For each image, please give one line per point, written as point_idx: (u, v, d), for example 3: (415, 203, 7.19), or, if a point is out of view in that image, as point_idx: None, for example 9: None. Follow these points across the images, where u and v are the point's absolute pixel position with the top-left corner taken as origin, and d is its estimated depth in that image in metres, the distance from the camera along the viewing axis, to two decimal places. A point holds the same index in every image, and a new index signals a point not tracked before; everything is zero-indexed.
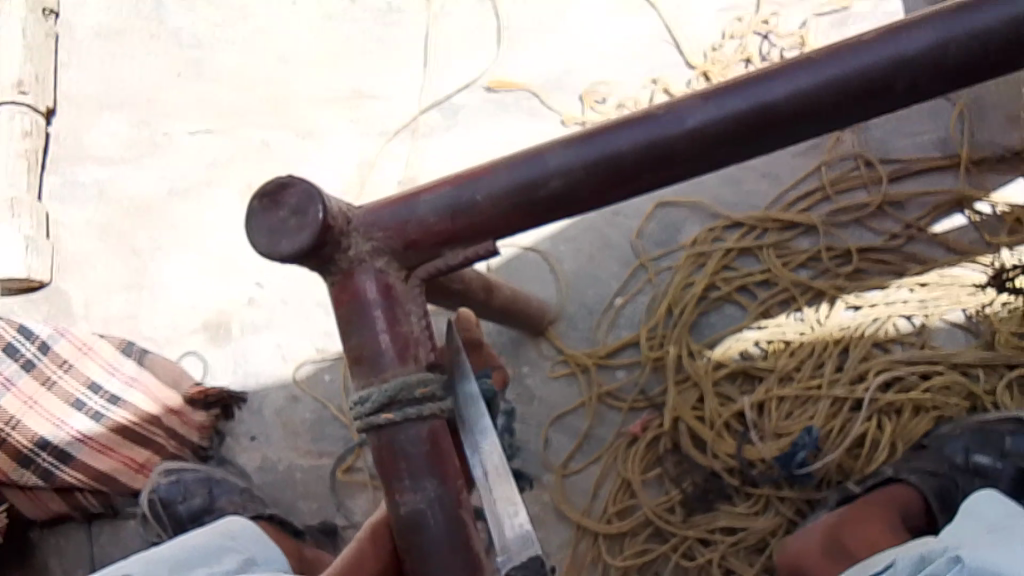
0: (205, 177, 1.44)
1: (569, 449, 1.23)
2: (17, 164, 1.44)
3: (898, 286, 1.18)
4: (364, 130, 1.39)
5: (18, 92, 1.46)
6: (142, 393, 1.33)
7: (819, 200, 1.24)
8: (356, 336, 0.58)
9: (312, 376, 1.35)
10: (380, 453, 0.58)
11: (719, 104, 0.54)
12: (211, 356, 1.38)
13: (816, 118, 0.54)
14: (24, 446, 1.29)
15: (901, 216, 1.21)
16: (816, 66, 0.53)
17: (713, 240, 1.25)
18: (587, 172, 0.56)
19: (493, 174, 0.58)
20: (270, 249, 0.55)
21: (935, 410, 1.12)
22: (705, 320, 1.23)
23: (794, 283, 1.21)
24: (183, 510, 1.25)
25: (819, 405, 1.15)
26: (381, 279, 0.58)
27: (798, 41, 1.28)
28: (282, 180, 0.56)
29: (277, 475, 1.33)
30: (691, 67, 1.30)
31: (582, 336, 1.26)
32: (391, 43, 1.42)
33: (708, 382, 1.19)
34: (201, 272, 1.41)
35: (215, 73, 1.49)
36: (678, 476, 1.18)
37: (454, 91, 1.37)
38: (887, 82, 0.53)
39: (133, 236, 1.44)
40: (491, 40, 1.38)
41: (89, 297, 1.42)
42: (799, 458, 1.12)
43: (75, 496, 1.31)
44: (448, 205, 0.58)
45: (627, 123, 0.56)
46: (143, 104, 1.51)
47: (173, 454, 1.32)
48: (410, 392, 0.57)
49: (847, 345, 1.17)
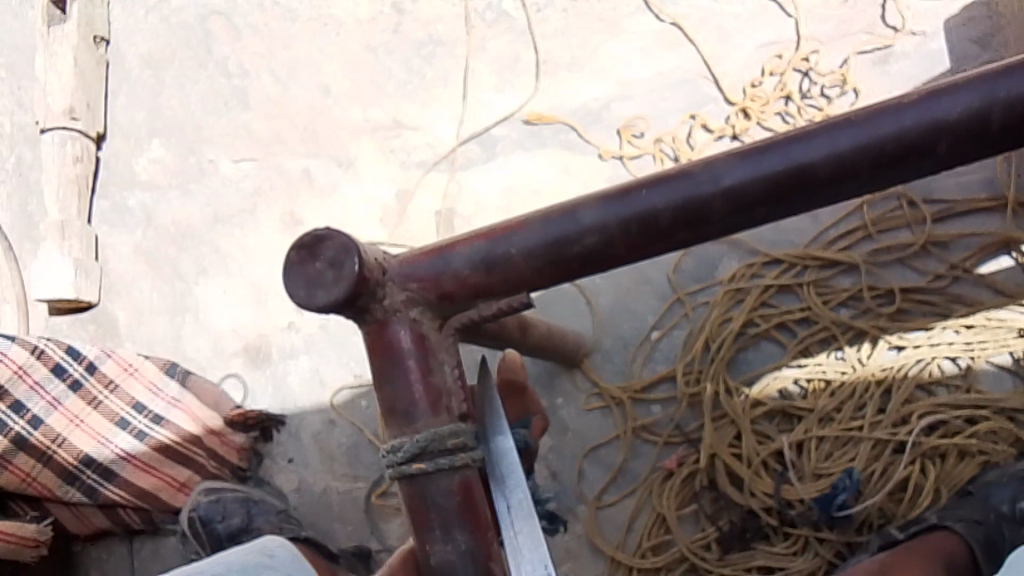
0: (247, 204, 1.47)
1: (603, 482, 1.22)
2: (68, 190, 1.47)
3: (944, 327, 1.16)
4: (404, 161, 1.42)
5: (68, 119, 1.49)
6: (184, 413, 1.35)
7: (860, 239, 1.22)
8: (389, 387, 0.59)
9: (349, 402, 1.37)
10: (411, 503, 0.59)
11: (753, 163, 0.54)
12: (252, 379, 1.41)
13: (852, 179, 0.54)
14: (70, 464, 1.30)
15: (946, 257, 1.18)
16: (851, 128, 0.53)
17: (751, 276, 1.23)
18: (622, 229, 0.57)
19: (526, 229, 0.58)
20: (306, 300, 0.57)
21: (981, 455, 1.10)
22: (743, 356, 1.22)
23: (834, 320, 1.19)
24: (222, 529, 1.27)
25: (861, 445, 1.14)
26: (414, 329, 0.59)
27: (838, 79, 1.27)
28: (319, 233, 0.57)
29: (313, 496, 1.35)
30: (730, 103, 1.30)
31: (617, 371, 1.26)
32: (431, 75, 1.44)
33: (745, 419, 1.18)
34: (244, 297, 1.44)
35: (259, 103, 1.51)
36: (714, 514, 1.17)
37: (494, 123, 1.38)
38: (925, 145, 0.53)
39: (177, 260, 1.48)
40: (529, 72, 1.39)
41: (136, 319, 1.46)
42: (839, 501, 1.09)
43: (117, 513, 1.34)
44: (482, 258, 0.59)
45: (662, 180, 0.57)
46: (189, 133, 1.53)
47: (213, 473, 1.35)
48: (441, 443, 0.58)
49: (889, 385, 1.15)
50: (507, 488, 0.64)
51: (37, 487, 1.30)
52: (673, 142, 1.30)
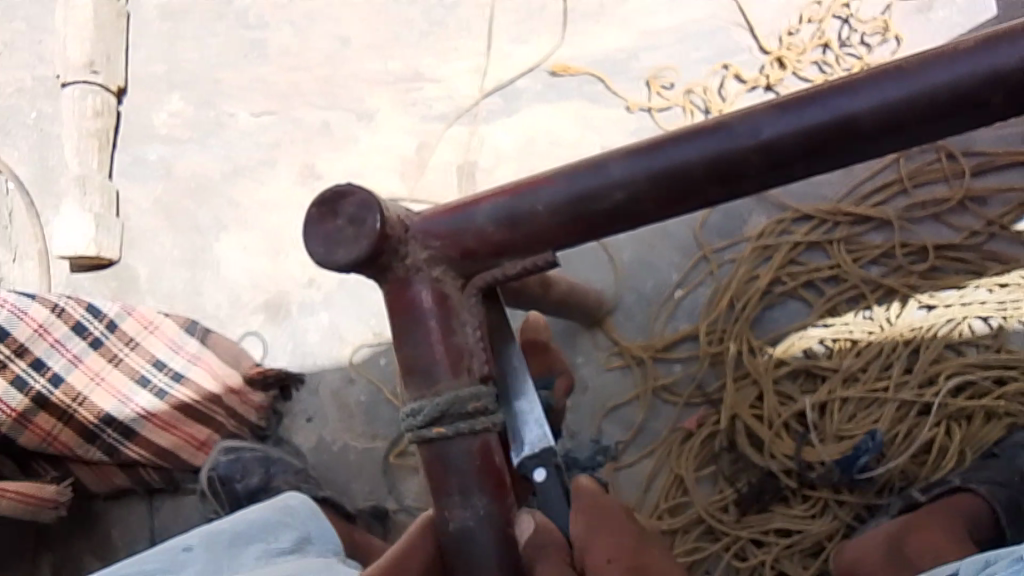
0: (266, 158, 1.45)
1: (622, 440, 1.21)
2: (87, 145, 1.45)
3: (976, 286, 1.12)
4: (424, 114, 1.38)
5: (88, 72, 1.46)
6: (204, 371, 1.35)
7: (895, 192, 1.18)
8: (409, 347, 0.57)
9: (368, 360, 1.36)
10: (429, 468, 0.58)
11: (793, 114, 0.51)
12: (271, 336, 1.40)
13: (899, 132, 0.51)
14: (90, 421, 1.30)
15: (982, 213, 1.15)
16: (900, 78, 0.50)
17: (780, 231, 1.20)
18: (653, 186, 0.54)
19: (553, 184, 0.56)
20: (326, 259, 0.55)
21: (1009, 417, 1.08)
22: (769, 314, 1.20)
23: (863, 279, 1.16)
24: (240, 488, 1.27)
25: (886, 407, 1.11)
26: (436, 288, 0.57)
27: (879, 26, 1.22)
28: (340, 187, 0.55)
29: (332, 455, 1.35)
30: (764, 52, 1.25)
31: (639, 328, 1.23)
32: (453, 25, 1.40)
33: (768, 380, 1.15)
34: (263, 253, 1.42)
35: (278, 55, 1.48)
36: (733, 475, 1.16)
37: (517, 76, 1.34)
38: (980, 96, 0.49)
39: (196, 215, 1.46)
40: (554, 22, 1.34)
41: (156, 273, 1.45)
42: (862, 463, 1.07)
43: (137, 471, 1.34)
44: (506, 214, 0.57)
45: (695, 132, 0.54)
46: (208, 86, 1.50)
47: (232, 433, 1.35)
48: (460, 406, 0.56)
49: (918, 345, 1.12)
50: (527, 439, 0.64)
51: (56, 446, 1.29)
52: (703, 93, 1.26)
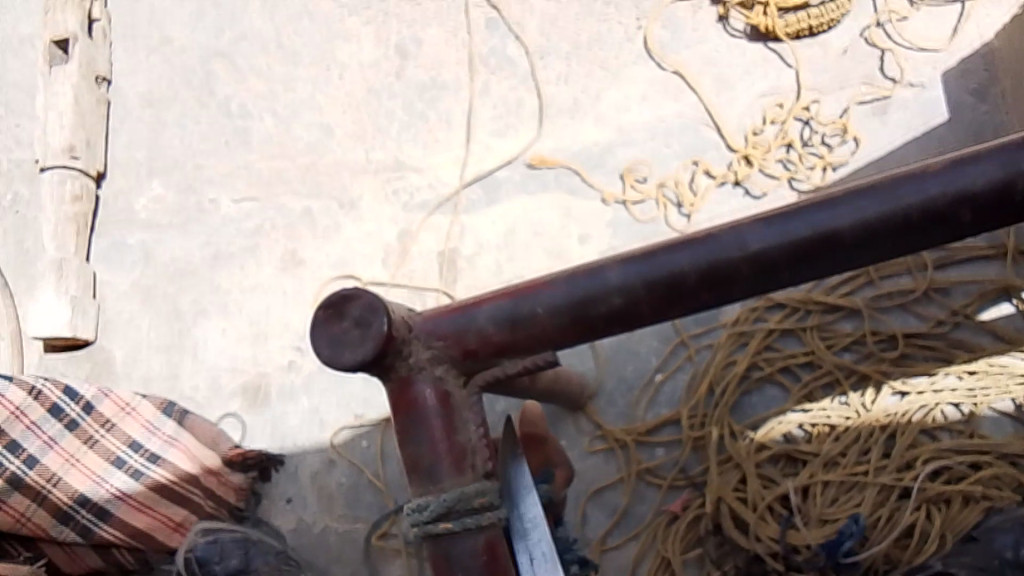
0: (248, 242, 1.47)
1: (606, 526, 1.22)
2: (66, 229, 1.46)
3: (946, 373, 1.17)
4: (405, 202, 1.42)
5: (69, 158, 1.48)
6: (180, 452, 1.33)
7: (862, 283, 1.23)
8: (412, 446, 0.59)
9: (349, 442, 1.35)
10: (437, 563, 0.58)
11: (779, 228, 0.55)
12: (249, 419, 1.39)
13: (877, 244, 0.55)
14: (64, 503, 1.28)
15: (947, 302, 1.20)
16: (877, 195, 0.54)
17: (754, 319, 1.24)
18: (648, 291, 0.57)
19: (551, 288, 0.59)
20: (332, 358, 0.57)
21: (985, 501, 1.10)
22: (747, 399, 1.23)
23: (838, 365, 1.20)
24: (220, 571, 1.24)
25: (867, 491, 1.14)
26: (439, 387, 0.59)
27: (839, 128, 1.29)
28: (347, 291, 0.58)
29: (312, 538, 1.33)
30: (731, 150, 1.32)
31: (621, 413, 1.25)
32: (433, 117, 1.45)
33: (750, 463, 1.18)
34: (242, 336, 1.43)
35: (261, 142, 1.51)
36: (720, 558, 1.16)
37: (496, 166, 1.39)
38: (950, 213, 0.54)
39: (176, 297, 1.47)
40: (531, 117, 1.40)
41: (132, 357, 1.45)
42: (845, 548, 1.07)
43: (111, 552, 1.30)
44: (507, 316, 0.59)
45: (686, 242, 0.57)
46: (189, 172, 1.53)
47: (209, 513, 1.32)
48: (468, 502, 0.58)
49: (894, 430, 1.16)
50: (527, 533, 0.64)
51: (31, 529, 1.26)
52: (675, 186, 1.31)
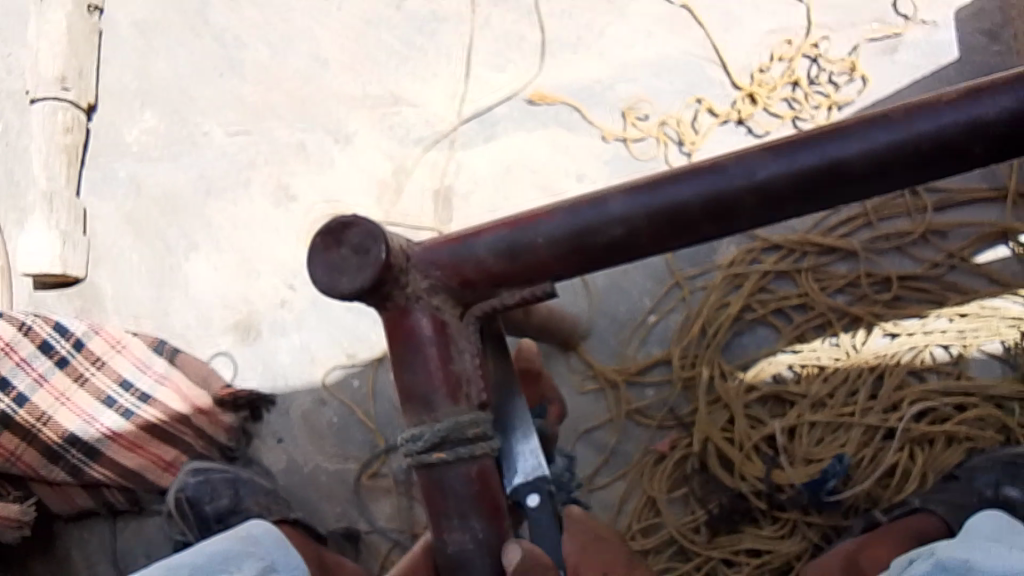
0: (240, 178, 1.44)
1: (596, 464, 1.22)
2: (56, 159, 1.44)
3: (937, 315, 1.17)
4: (400, 138, 1.39)
5: (60, 88, 1.44)
6: (171, 389, 1.32)
7: (859, 225, 1.22)
8: (408, 375, 0.58)
9: (340, 381, 1.35)
10: (428, 492, 0.59)
11: (786, 157, 0.54)
12: (240, 357, 1.38)
13: (886, 176, 0.54)
14: (54, 441, 1.28)
15: (943, 246, 1.19)
16: (888, 125, 0.53)
17: (750, 260, 1.23)
18: (650, 222, 0.56)
19: (552, 219, 0.57)
20: (329, 287, 0.56)
21: (968, 441, 1.11)
22: (739, 340, 1.23)
23: (831, 307, 1.20)
24: (211, 511, 1.25)
25: (852, 431, 1.15)
26: (435, 317, 0.59)
27: (847, 67, 1.26)
28: (344, 217, 0.56)
29: (302, 476, 1.34)
30: (736, 87, 1.29)
31: (613, 353, 1.25)
32: (431, 52, 1.41)
33: (739, 404, 1.18)
34: (233, 274, 1.41)
35: (253, 74, 1.47)
36: (705, 496, 1.18)
37: (495, 102, 1.36)
38: (962, 144, 0.52)
39: (166, 233, 1.44)
40: (533, 52, 1.37)
41: (122, 292, 1.43)
42: (829, 486, 1.11)
43: (102, 492, 1.31)
44: (506, 246, 0.58)
45: (691, 171, 0.56)
46: (180, 104, 1.49)
47: (199, 454, 1.32)
48: (461, 432, 0.57)
49: (882, 371, 1.16)
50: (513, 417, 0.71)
51: (22, 466, 1.28)
52: (677, 125, 1.29)
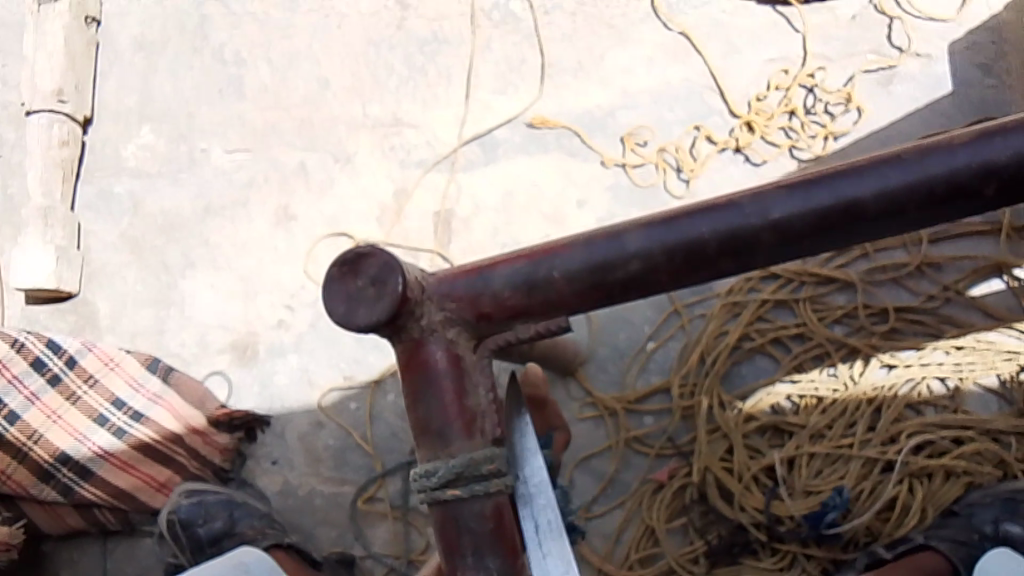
0: (240, 196, 1.44)
1: (592, 492, 1.22)
2: (53, 175, 1.42)
3: (934, 348, 1.18)
4: (401, 159, 1.40)
5: (57, 101, 1.44)
6: (166, 410, 1.32)
7: (857, 257, 1.23)
8: (422, 407, 0.58)
9: (337, 404, 1.34)
10: (442, 528, 0.58)
11: (803, 196, 0.55)
12: (236, 378, 1.37)
13: (900, 216, 0.54)
14: (45, 461, 1.28)
15: (939, 278, 1.21)
16: (902, 166, 0.54)
17: (749, 289, 1.24)
18: (667, 257, 0.56)
19: (569, 252, 0.58)
20: (346, 318, 0.56)
21: (966, 475, 1.12)
22: (737, 370, 1.23)
23: (829, 338, 1.21)
24: (204, 532, 1.24)
25: (852, 463, 1.15)
26: (450, 349, 0.59)
27: (843, 97, 1.28)
28: (362, 249, 0.56)
29: (297, 501, 1.33)
30: (735, 116, 1.31)
31: (611, 381, 1.25)
32: (432, 73, 1.42)
33: (738, 434, 1.18)
34: (232, 292, 1.41)
35: (255, 93, 1.48)
36: (704, 527, 1.18)
37: (496, 126, 1.37)
38: (976, 186, 0.53)
39: (163, 250, 1.44)
40: (533, 75, 1.38)
41: (118, 310, 1.42)
42: (829, 519, 1.11)
43: (92, 512, 1.30)
44: (523, 280, 0.58)
45: (708, 208, 0.56)
46: (180, 120, 1.49)
47: (194, 474, 1.31)
48: (475, 469, 0.57)
49: (881, 403, 1.17)
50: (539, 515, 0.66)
51: (11, 485, 1.27)
52: (676, 152, 1.30)
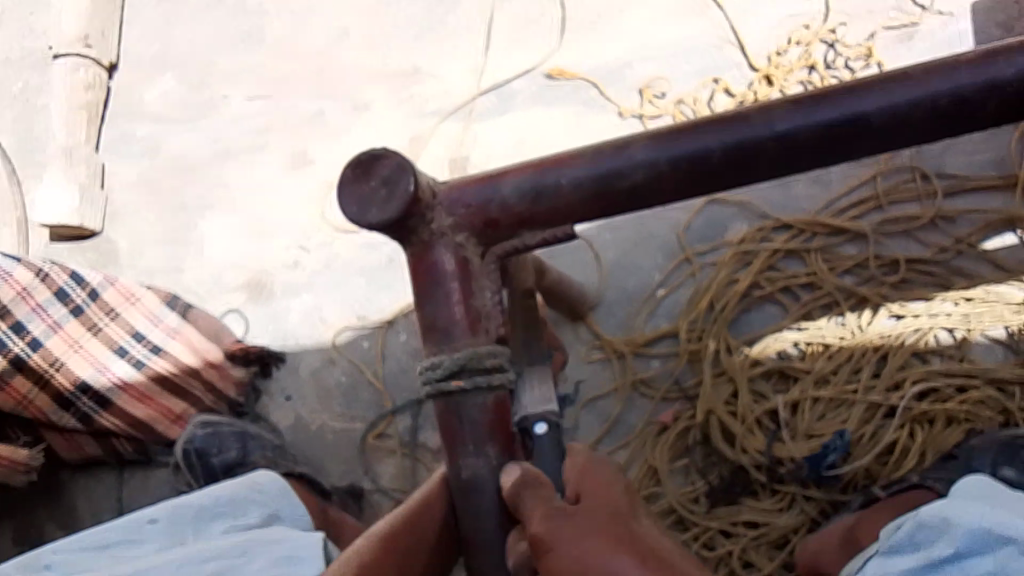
0: (258, 140, 1.46)
1: (598, 433, 1.24)
2: (76, 116, 1.45)
3: (943, 299, 1.18)
4: (417, 108, 1.40)
5: (82, 45, 1.47)
6: (183, 344, 1.35)
7: (870, 208, 1.23)
8: (429, 307, 0.60)
9: (349, 343, 1.36)
10: (445, 419, 0.61)
11: (809, 111, 0.56)
12: (253, 315, 1.40)
13: (902, 131, 0.56)
14: (66, 389, 1.29)
15: (952, 231, 1.21)
16: (908, 83, 0.54)
17: (760, 238, 1.25)
18: (673, 168, 0.58)
19: (578, 162, 0.59)
20: (358, 217, 0.57)
21: (967, 422, 1.13)
22: (745, 317, 1.24)
23: (838, 287, 1.21)
24: (217, 462, 1.27)
25: (854, 408, 1.16)
26: (459, 253, 0.61)
27: (863, 53, 1.27)
28: (375, 152, 0.58)
29: (309, 434, 1.35)
30: (753, 70, 1.30)
31: (620, 325, 1.27)
32: (451, 23, 1.43)
33: (744, 379, 1.20)
34: (250, 233, 1.43)
35: (275, 41, 1.49)
36: (705, 468, 1.20)
37: (512, 77, 1.38)
38: (978, 103, 0.54)
39: (181, 192, 1.46)
40: (552, 28, 1.38)
41: (137, 248, 1.45)
42: (829, 461, 1.12)
43: (110, 441, 1.34)
44: (531, 187, 0.60)
45: (715, 122, 0.57)
46: (202, 67, 1.51)
47: (210, 407, 1.35)
48: (479, 362, 0.60)
49: (886, 352, 1.18)
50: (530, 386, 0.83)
51: (32, 410, 1.28)
52: (692, 104, 1.30)
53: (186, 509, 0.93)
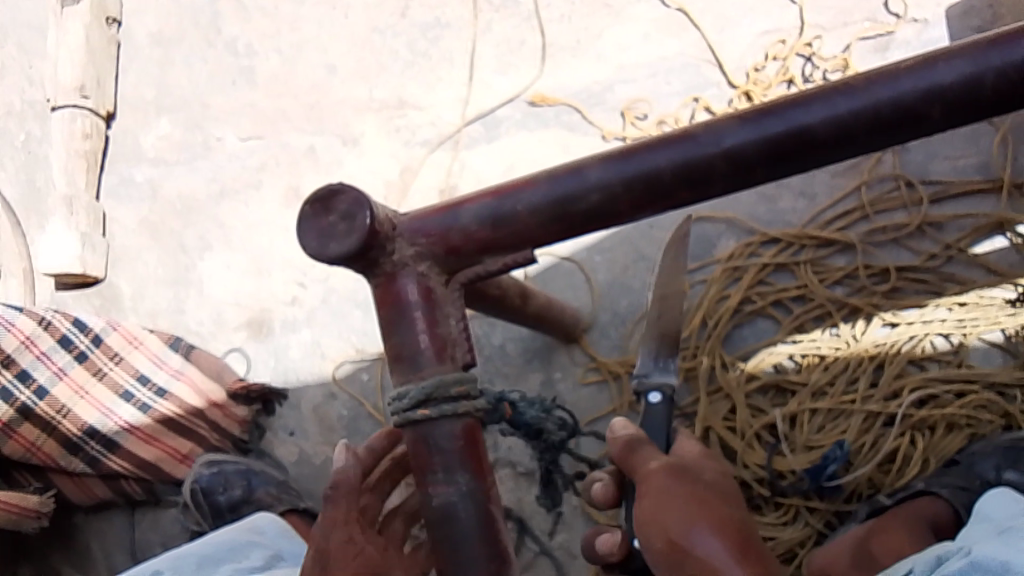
0: (253, 179, 1.48)
1: (599, 454, 1.24)
2: (77, 164, 1.49)
3: (936, 305, 1.17)
4: (406, 141, 1.43)
5: (79, 96, 1.50)
6: (188, 386, 1.36)
7: (857, 219, 1.23)
8: (397, 335, 0.62)
9: (349, 376, 1.38)
10: (416, 447, 0.62)
11: (755, 126, 0.56)
12: (253, 352, 1.42)
13: (849, 142, 0.56)
14: (73, 433, 1.32)
15: (941, 237, 1.20)
16: (850, 94, 0.55)
17: (749, 254, 1.25)
18: (626, 188, 0.59)
19: (533, 187, 0.60)
20: (318, 250, 0.59)
21: (968, 428, 1.13)
22: (738, 332, 1.24)
23: (830, 298, 1.21)
24: (223, 500, 1.29)
25: (852, 418, 1.16)
26: (422, 283, 0.62)
27: (840, 64, 1.28)
28: (333, 186, 0.59)
29: (313, 468, 1.37)
30: (732, 87, 1.32)
31: (614, 346, 1.27)
32: (435, 56, 1.45)
33: (740, 394, 1.20)
34: (247, 271, 1.45)
35: (266, 81, 1.52)
36: None
37: (498, 104, 1.40)
38: (922, 110, 0.55)
39: (181, 234, 1.49)
40: (533, 55, 1.40)
41: (140, 290, 1.48)
42: (829, 471, 1.11)
43: (119, 482, 1.35)
44: (489, 215, 0.61)
45: (665, 141, 0.59)
46: (196, 110, 1.54)
47: (215, 446, 1.36)
48: (447, 389, 0.61)
49: (882, 361, 1.17)
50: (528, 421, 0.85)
51: (40, 456, 1.31)
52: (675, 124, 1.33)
53: (188, 556, 0.94)
